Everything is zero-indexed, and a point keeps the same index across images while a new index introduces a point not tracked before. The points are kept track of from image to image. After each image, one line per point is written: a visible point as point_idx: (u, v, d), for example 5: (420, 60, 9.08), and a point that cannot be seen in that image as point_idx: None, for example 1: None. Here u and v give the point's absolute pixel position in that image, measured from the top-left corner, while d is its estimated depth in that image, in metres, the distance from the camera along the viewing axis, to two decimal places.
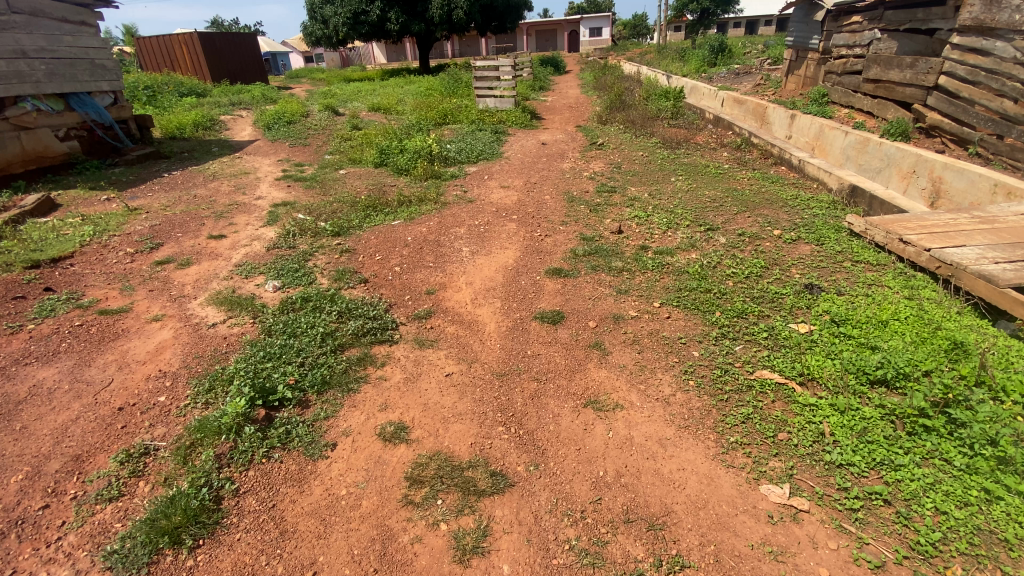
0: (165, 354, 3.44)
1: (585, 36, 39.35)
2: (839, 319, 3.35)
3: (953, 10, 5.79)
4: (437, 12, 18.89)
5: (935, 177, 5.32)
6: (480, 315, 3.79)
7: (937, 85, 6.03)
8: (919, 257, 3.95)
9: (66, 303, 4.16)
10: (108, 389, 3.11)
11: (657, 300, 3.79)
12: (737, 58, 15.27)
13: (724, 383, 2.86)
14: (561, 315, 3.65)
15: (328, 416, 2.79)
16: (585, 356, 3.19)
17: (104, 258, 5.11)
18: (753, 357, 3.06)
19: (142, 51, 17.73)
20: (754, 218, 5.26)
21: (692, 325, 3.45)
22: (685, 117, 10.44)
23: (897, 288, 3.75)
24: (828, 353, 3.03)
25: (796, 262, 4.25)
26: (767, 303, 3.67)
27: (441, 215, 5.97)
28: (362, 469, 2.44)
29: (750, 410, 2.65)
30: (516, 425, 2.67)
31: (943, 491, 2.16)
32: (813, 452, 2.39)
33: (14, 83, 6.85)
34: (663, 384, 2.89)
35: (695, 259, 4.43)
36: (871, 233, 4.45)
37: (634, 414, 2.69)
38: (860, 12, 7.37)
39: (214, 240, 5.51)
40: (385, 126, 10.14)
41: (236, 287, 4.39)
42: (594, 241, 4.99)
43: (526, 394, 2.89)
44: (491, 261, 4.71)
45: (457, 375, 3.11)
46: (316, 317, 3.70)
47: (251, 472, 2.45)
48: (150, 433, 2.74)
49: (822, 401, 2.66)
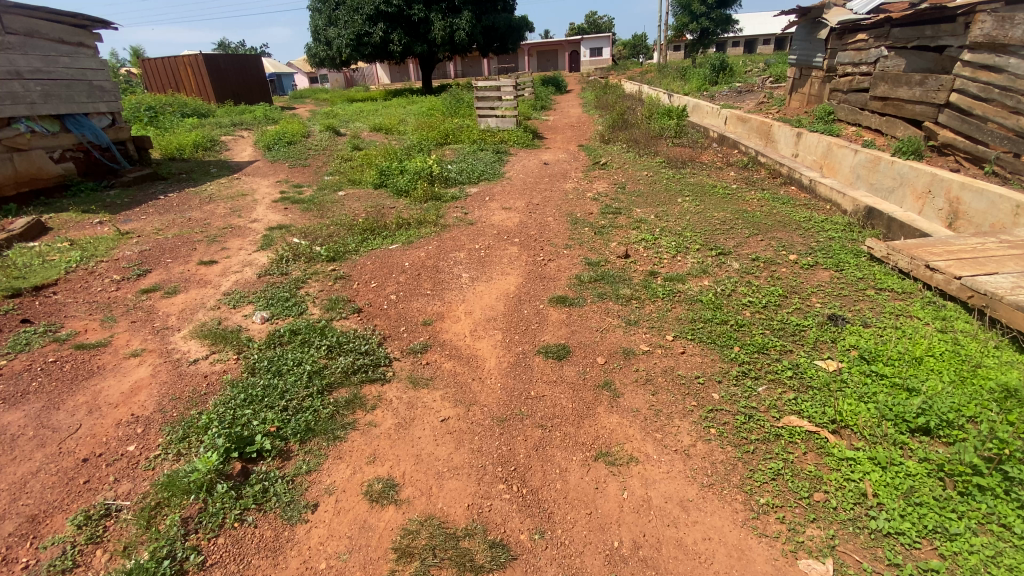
0: (141, 395, 3.19)
1: (586, 56, 39.77)
2: (868, 355, 3.08)
3: (963, 26, 5.60)
4: (439, 34, 18.95)
5: (953, 198, 5.08)
6: (480, 349, 3.53)
7: (948, 103, 5.81)
8: (949, 285, 3.70)
9: (42, 336, 3.93)
10: (74, 436, 2.85)
11: (670, 332, 3.53)
12: (739, 77, 15.27)
13: (749, 431, 2.58)
14: (566, 350, 3.39)
15: (310, 471, 2.53)
16: (594, 399, 2.92)
17: (89, 286, 4.89)
18: (779, 401, 2.79)
19: (148, 73, 17.75)
20: (768, 241, 5.02)
21: (709, 362, 3.18)
22: (689, 135, 10.26)
23: (928, 320, 3.48)
24: (861, 396, 2.76)
25: (816, 290, 4.00)
26: (789, 337, 3.40)
27: (441, 238, 5.76)
28: (344, 536, 2.17)
29: (780, 464, 2.37)
30: (518, 481, 2.40)
31: (1007, 566, 1.86)
32: (855, 518, 2.11)
33: (7, 104, 6.75)
34: (681, 433, 2.61)
35: (709, 286, 4.18)
36: (894, 258, 4.20)
37: (651, 469, 2.42)
38: (866, 29, 7.19)
39: (204, 266, 5.30)
40: (385, 146, 10.02)
41: (222, 318, 4.15)
42: (600, 266, 4.75)
43: (529, 444, 2.62)
44: (492, 287, 4.47)
45: (453, 420, 2.84)
46: (304, 353, 3.45)
47: (221, 540, 2.17)
48: (113, 490, 2.48)
49: (860, 453, 2.39)
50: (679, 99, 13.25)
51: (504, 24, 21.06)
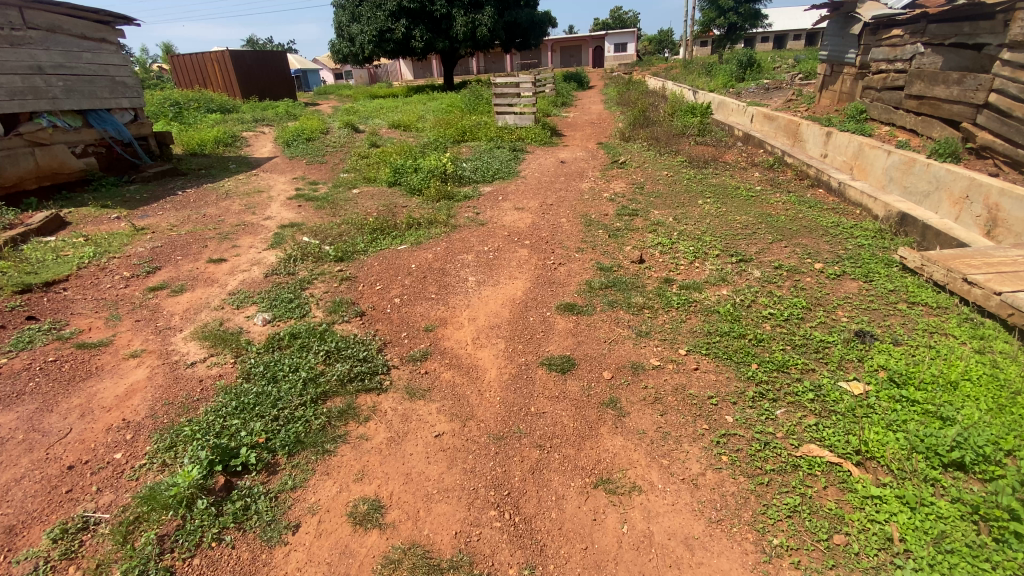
0: (134, 399, 3.13)
1: (610, 52, 39.28)
2: (899, 378, 2.83)
3: (1003, 24, 5.25)
4: (460, 30, 18.81)
5: (993, 204, 4.74)
6: (481, 359, 3.39)
7: (988, 103, 5.43)
8: (988, 301, 3.41)
9: (46, 334, 3.92)
10: (63, 441, 2.80)
11: (683, 346, 3.33)
12: (767, 74, 14.79)
13: (764, 460, 2.39)
14: (571, 362, 3.22)
15: (295, 487, 2.42)
16: (597, 418, 2.74)
17: (98, 283, 4.90)
18: (799, 427, 2.58)
19: (177, 69, 18.00)
20: (792, 248, 4.76)
21: (724, 380, 2.97)
22: (712, 134, 9.92)
23: (965, 339, 3.20)
24: (889, 424, 2.53)
25: (842, 302, 3.75)
26: (812, 354, 3.17)
27: (451, 238, 5.63)
28: (323, 562, 2.06)
29: (797, 500, 2.18)
30: (510, 508, 2.25)
31: None
32: (879, 566, 1.91)
33: (29, 98, 6.85)
34: (689, 460, 2.43)
35: (727, 295, 3.95)
36: (928, 269, 3.91)
37: (654, 501, 2.24)
38: (901, 24, 6.79)
39: (213, 264, 5.27)
40: (401, 144, 9.95)
41: (224, 319, 4.08)
42: (612, 271, 4.56)
43: (525, 466, 2.47)
44: (498, 292, 4.32)
45: (447, 437, 2.70)
46: (301, 358, 3.35)
47: (196, 561, 2.08)
48: (95, 501, 2.41)
49: (887, 491, 2.17)
50: (703, 97, 12.88)
51: (527, 20, 20.81)
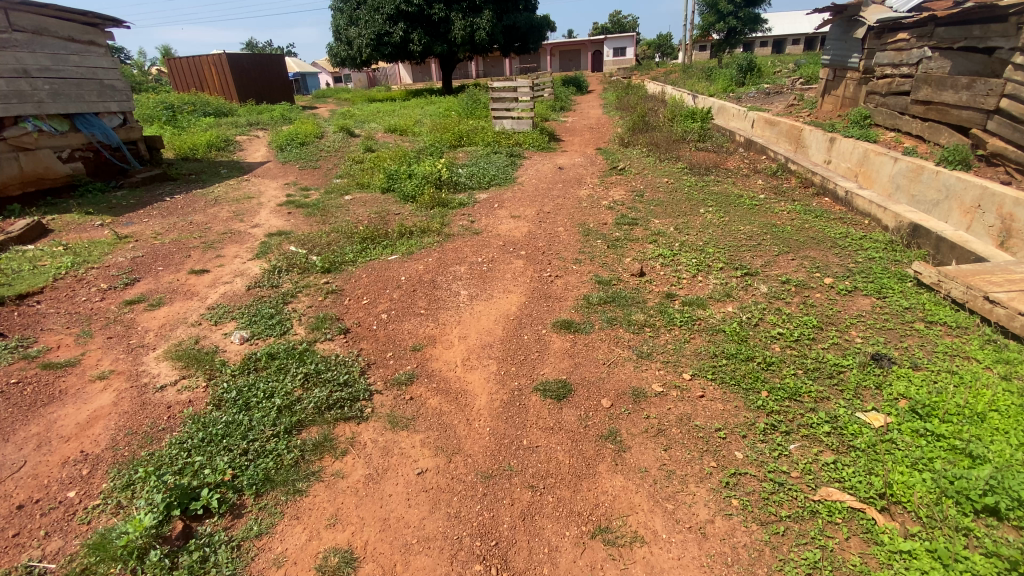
0: (97, 427, 2.90)
1: (608, 56, 39.24)
2: (921, 410, 2.61)
3: (1016, 27, 5.04)
4: (459, 33, 18.64)
5: (1005, 215, 4.53)
6: (470, 383, 3.16)
7: (998, 109, 5.23)
8: (1012, 322, 3.20)
9: (11, 352, 3.68)
10: (16, 476, 2.57)
11: (687, 370, 3.10)
12: (768, 78, 14.66)
13: (778, 505, 2.18)
14: (567, 389, 2.99)
15: (260, 534, 2.19)
16: (595, 454, 2.52)
17: (74, 295, 4.66)
18: (816, 465, 2.36)
19: (174, 72, 17.82)
20: (800, 261, 4.54)
21: (732, 411, 2.75)
22: (713, 140, 9.72)
23: (989, 364, 2.97)
24: (914, 463, 2.31)
25: (855, 321, 3.53)
26: (825, 380, 2.95)
27: (443, 248, 5.41)
28: None
29: (816, 554, 1.96)
30: (497, 562, 2.03)
31: None
32: None
33: (13, 102, 6.62)
34: (696, 504, 2.21)
35: (733, 313, 3.73)
36: (945, 286, 3.69)
37: (658, 555, 2.02)
38: (907, 28, 6.57)
39: (194, 276, 5.04)
40: (397, 149, 9.67)
41: (201, 337, 3.84)
42: (612, 285, 4.34)
43: (515, 511, 2.25)
44: (491, 307, 4.10)
45: (431, 474, 2.47)
46: (278, 382, 3.12)
47: None
48: (41, 548, 2.18)
49: (917, 544, 1.95)
50: (703, 101, 12.66)
51: (525, 24, 20.59)
